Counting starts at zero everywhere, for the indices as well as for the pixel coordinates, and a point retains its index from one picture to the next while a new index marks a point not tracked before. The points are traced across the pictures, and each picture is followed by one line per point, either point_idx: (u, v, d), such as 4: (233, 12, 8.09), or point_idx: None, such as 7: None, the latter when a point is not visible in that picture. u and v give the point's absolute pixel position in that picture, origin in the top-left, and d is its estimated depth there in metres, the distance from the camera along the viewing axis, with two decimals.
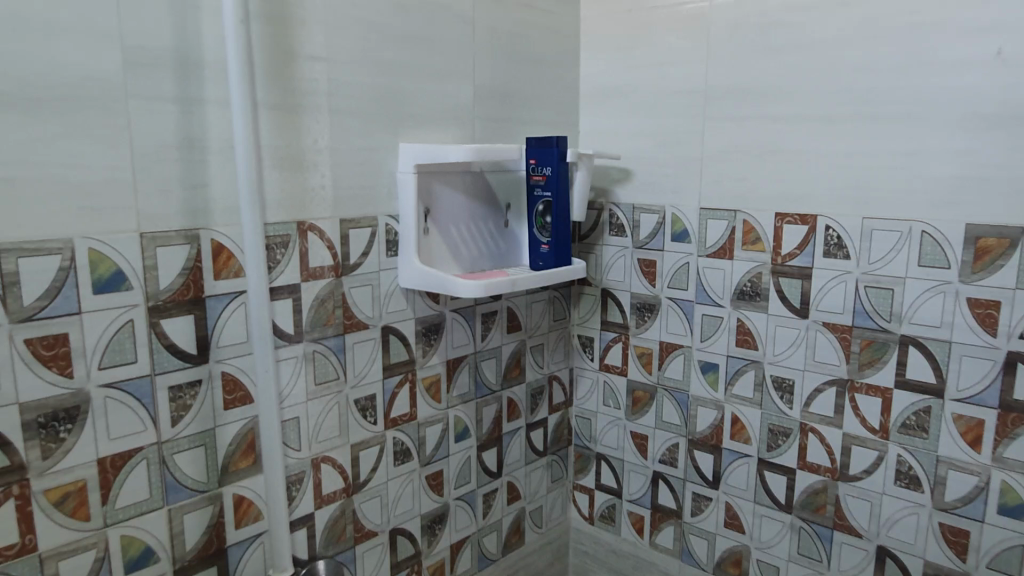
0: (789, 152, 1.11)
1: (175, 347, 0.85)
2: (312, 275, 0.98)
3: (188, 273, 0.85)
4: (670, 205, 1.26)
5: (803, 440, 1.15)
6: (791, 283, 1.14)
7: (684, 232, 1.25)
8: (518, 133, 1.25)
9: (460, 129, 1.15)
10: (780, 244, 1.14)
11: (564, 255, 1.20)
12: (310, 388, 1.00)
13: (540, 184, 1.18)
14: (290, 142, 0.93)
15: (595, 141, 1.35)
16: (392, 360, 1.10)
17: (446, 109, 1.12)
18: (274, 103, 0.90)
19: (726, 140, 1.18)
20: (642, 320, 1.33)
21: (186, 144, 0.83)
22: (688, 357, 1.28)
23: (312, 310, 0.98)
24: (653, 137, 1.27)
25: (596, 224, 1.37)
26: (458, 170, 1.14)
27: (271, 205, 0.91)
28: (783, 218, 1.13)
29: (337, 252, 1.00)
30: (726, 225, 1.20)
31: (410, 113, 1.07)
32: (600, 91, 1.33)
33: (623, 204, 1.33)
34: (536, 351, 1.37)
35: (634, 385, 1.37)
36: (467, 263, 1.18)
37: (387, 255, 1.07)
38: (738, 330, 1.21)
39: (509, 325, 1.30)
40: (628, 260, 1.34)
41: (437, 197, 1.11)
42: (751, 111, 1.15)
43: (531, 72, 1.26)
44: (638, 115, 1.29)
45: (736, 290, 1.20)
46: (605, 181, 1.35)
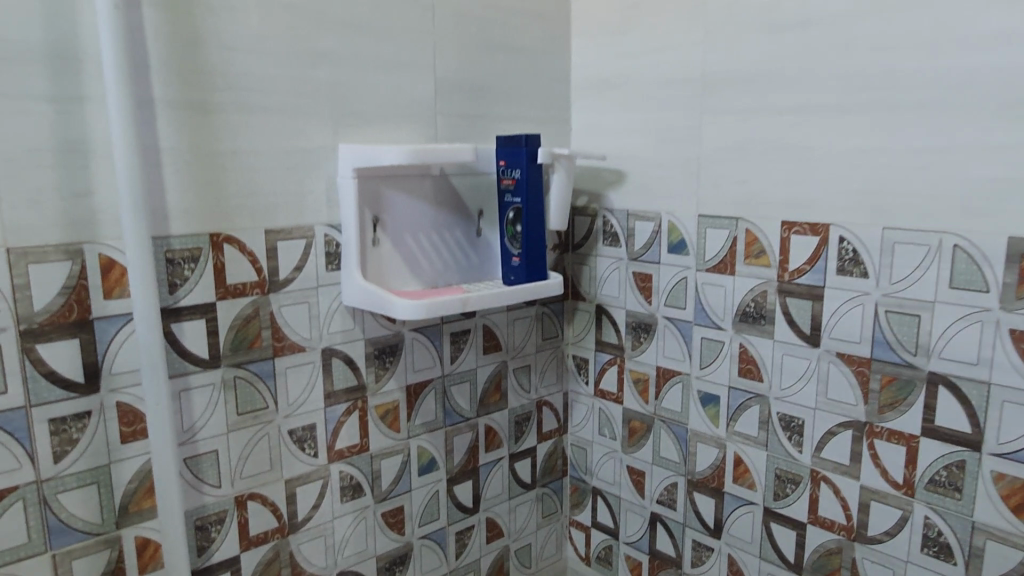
0: (798, 148, 0.94)
1: (56, 376, 0.76)
2: (231, 292, 0.87)
3: (70, 293, 0.76)
4: (666, 212, 1.10)
5: (814, 490, 0.98)
6: (800, 305, 0.96)
7: (680, 242, 1.09)
8: (493, 130, 1.12)
9: (418, 127, 1.02)
10: (787, 258, 0.96)
11: (538, 269, 1.05)
12: (232, 419, 0.89)
13: (509, 188, 1.03)
14: (198, 144, 0.82)
15: (587, 138, 1.20)
16: (336, 387, 0.99)
17: (398, 105, 1.00)
18: (176, 100, 0.80)
19: (726, 136, 1.01)
20: (638, 342, 1.17)
21: (64, 148, 0.74)
22: (687, 386, 1.11)
23: (232, 332, 0.88)
24: (648, 134, 1.11)
25: (588, 232, 1.22)
26: (415, 173, 1.01)
27: (174, 215, 0.82)
28: (790, 227, 0.96)
29: (263, 266, 0.90)
30: (727, 235, 1.03)
31: (352, 110, 0.95)
32: (592, 81, 1.18)
33: (616, 210, 1.17)
34: (521, 374, 1.23)
35: (630, 415, 1.21)
36: (429, 278, 1.05)
37: (327, 269, 0.96)
38: (741, 357, 1.03)
39: (486, 345, 1.17)
40: (623, 273, 1.18)
41: (387, 204, 0.99)
42: (754, 101, 0.98)
43: (509, 61, 1.12)
44: (632, 108, 1.13)
45: (738, 311, 1.03)
46: (597, 184, 1.19)
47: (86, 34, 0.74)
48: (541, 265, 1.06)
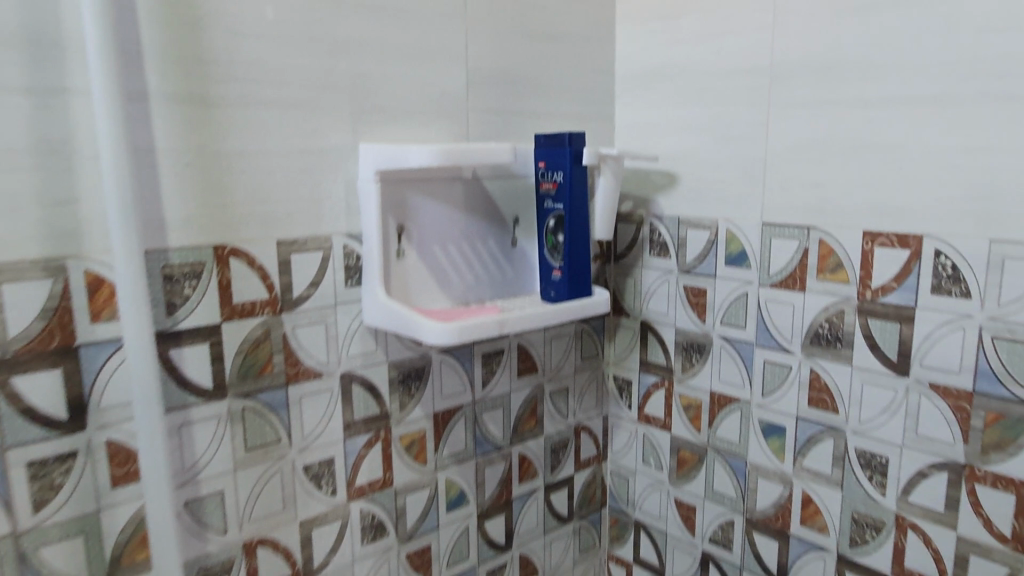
0: (884, 148, 0.82)
1: (36, 411, 0.66)
2: (238, 312, 0.77)
3: (52, 316, 0.65)
4: (724, 219, 0.98)
5: (899, 539, 0.86)
6: (885, 327, 0.84)
7: (740, 253, 0.97)
8: (530, 129, 1.00)
9: (448, 125, 0.91)
10: (869, 274, 0.84)
11: (583, 283, 0.94)
12: (239, 455, 0.79)
13: (549, 193, 0.92)
14: (200, 143, 0.72)
15: (632, 137, 1.09)
16: (357, 416, 0.88)
17: (426, 100, 0.89)
18: (174, 92, 0.70)
19: (796, 134, 0.89)
20: (689, 364, 1.06)
21: (44, 148, 0.63)
22: (747, 414, 1.00)
23: (239, 357, 0.77)
24: (704, 132, 0.99)
25: (633, 241, 1.10)
26: (446, 176, 0.90)
27: (173, 225, 0.71)
28: (873, 238, 0.83)
29: (274, 282, 0.79)
30: (797, 247, 0.91)
31: (375, 106, 0.84)
32: (640, 74, 1.07)
33: (666, 217, 1.06)
34: (557, 397, 1.11)
35: (679, 443, 1.09)
36: (459, 293, 0.94)
37: (347, 285, 0.85)
38: (812, 384, 0.92)
39: (521, 367, 1.05)
40: (672, 287, 1.06)
41: (414, 211, 0.88)
42: (830, 95, 0.86)
43: (548, 52, 1.01)
44: (685, 104, 1.01)
45: (809, 332, 0.91)
46: (644, 188, 1.08)
47: (69, 15, 0.64)
48: (586, 278, 0.94)
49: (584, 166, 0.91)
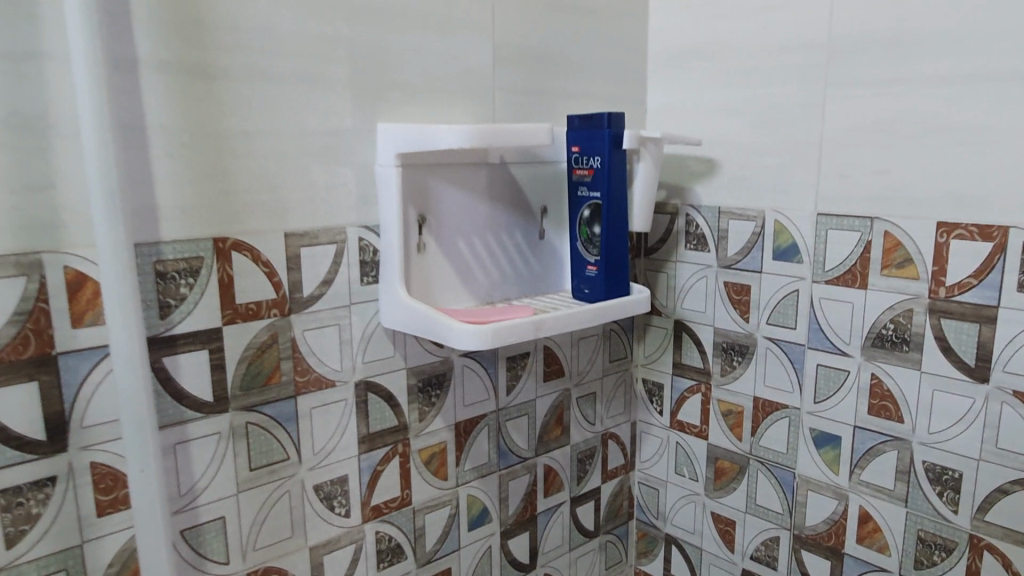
0: (963, 129, 0.73)
1: (7, 432, 0.56)
2: (241, 314, 0.67)
3: (26, 320, 0.56)
4: (772, 209, 0.90)
5: (973, 561, 0.78)
6: (961, 329, 0.76)
7: (791, 247, 0.89)
8: (559, 110, 0.91)
9: (472, 103, 0.82)
10: (942, 269, 0.76)
11: (620, 280, 0.85)
12: (243, 476, 0.70)
13: (584, 180, 0.84)
14: (198, 120, 0.62)
15: (667, 121, 1.00)
16: (373, 429, 0.79)
17: (449, 76, 0.80)
18: (168, 61, 0.60)
19: (858, 115, 0.81)
20: (730, 367, 0.97)
21: (14, 123, 0.54)
22: (796, 422, 0.91)
23: (243, 365, 0.68)
24: (750, 115, 0.91)
25: (667, 234, 1.02)
26: (470, 161, 0.81)
27: (167, 215, 0.62)
28: (949, 230, 0.75)
29: (282, 280, 0.70)
30: (857, 239, 0.82)
31: (394, 81, 0.75)
32: (676, 52, 0.98)
33: (705, 208, 0.97)
34: (585, 404, 1.03)
35: (717, 452, 1.01)
36: (483, 291, 0.85)
37: (362, 282, 0.76)
38: (873, 391, 0.83)
39: (548, 371, 0.97)
40: (711, 283, 0.98)
41: (435, 200, 0.79)
42: (899, 71, 0.77)
43: (578, 26, 0.92)
44: (728, 84, 0.93)
45: (870, 334, 0.83)
46: (680, 176, 0.99)
47: None
48: (624, 274, 0.85)
49: (624, 150, 0.82)
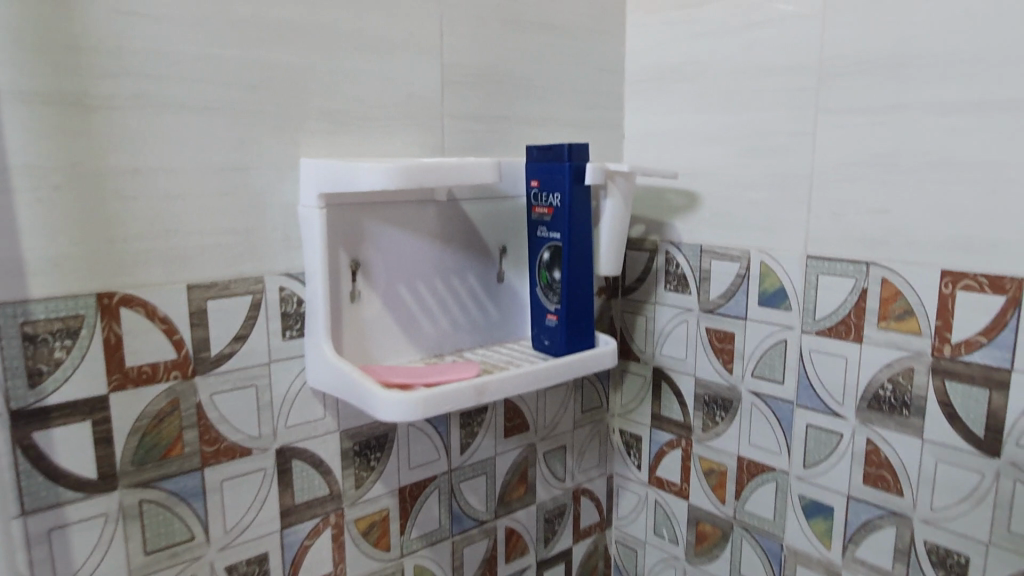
0: (972, 166, 0.64)
1: None
2: (133, 378, 0.59)
3: None
4: (757, 249, 0.80)
5: None
6: (968, 393, 0.66)
7: (777, 292, 0.79)
8: (520, 138, 0.82)
9: (416, 132, 0.73)
10: (948, 325, 0.67)
11: (585, 331, 0.76)
12: (136, 562, 0.61)
13: (544, 219, 0.74)
14: (75, 158, 0.54)
15: (644, 147, 0.91)
16: (299, 500, 0.70)
17: (388, 102, 0.71)
18: (35, 91, 0.52)
19: (852, 146, 0.71)
20: (712, 423, 0.88)
21: None
22: (784, 487, 0.81)
23: (136, 438, 0.59)
24: (733, 143, 0.81)
25: (645, 272, 0.92)
26: (413, 199, 0.73)
27: (37, 269, 0.53)
28: (955, 280, 0.66)
29: (184, 338, 0.61)
30: (851, 287, 0.73)
31: (322, 109, 0.66)
32: (654, 71, 0.89)
33: (685, 246, 0.88)
34: (553, 459, 0.93)
35: (698, 514, 0.91)
36: (431, 342, 0.76)
37: (285, 336, 0.67)
38: (869, 458, 0.74)
39: (509, 426, 0.87)
40: (692, 329, 0.88)
41: (371, 243, 0.70)
42: (897, 98, 0.68)
43: (543, 43, 0.83)
44: (709, 108, 0.83)
45: (866, 394, 0.73)
46: (657, 209, 0.90)
47: None
48: (589, 324, 0.76)
49: (588, 186, 0.73)
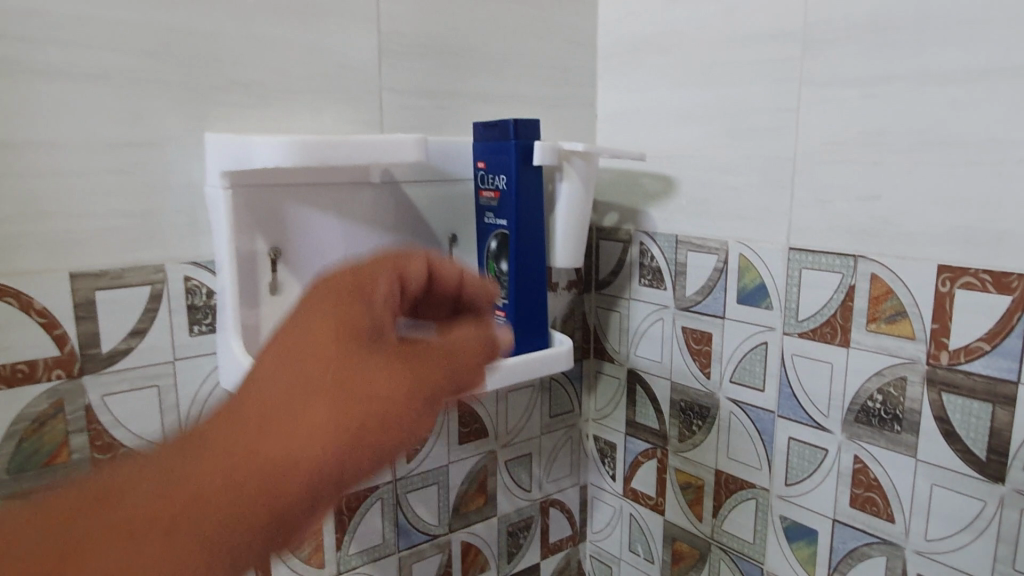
0: (974, 142, 0.54)
1: None
2: (6, 377, 0.53)
3: None
4: (736, 240, 0.72)
5: None
6: (968, 409, 0.57)
7: (757, 288, 0.70)
8: (475, 115, 0.75)
9: (349, 107, 0.66)
10: (945, 328, 0.57)
11: (537, 329, 0.68)
12: None
13: (491, 204, 0.67)
14: None
15: (618, 128, 0.83)
16: None
17: (315, 73, 0.64)
18: None
19: (838, 122, 0.62)
20: (688, 432, 0.79)
21: None
22: (764, 507, 0.73)
23: (11, 443, 0.53)
24: (710, 121, 0.73)
25: (620, 265, 0.84)
26: (348, 181, 0.65)
27: None
28: (954, 277, 0.56)
29: (68, 333, 0.55)
30: (837, 283, 0.64)
31: (233, 79, 0.60)
32: (629, 44, 0.80)
33: (661, 236, 0.79)
34: (517, 467, 0.86)
35: (674, 532, 0.83)
36: None
37: (192, 332, 0.61)
38: (856, 479, 0.65)
39: (465, 432, 0.80)
40: (667, 328, 0.80)
41: (296, 229, 0.63)
42: (889, 65, 0.59)
43: (501, 11, 0.75)
44: (685, 83, 0.75)
45: (853, 405, 0.64)
46: (632, 195, 0.82)
47: None
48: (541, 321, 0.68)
49: (538, 167, 0.65)
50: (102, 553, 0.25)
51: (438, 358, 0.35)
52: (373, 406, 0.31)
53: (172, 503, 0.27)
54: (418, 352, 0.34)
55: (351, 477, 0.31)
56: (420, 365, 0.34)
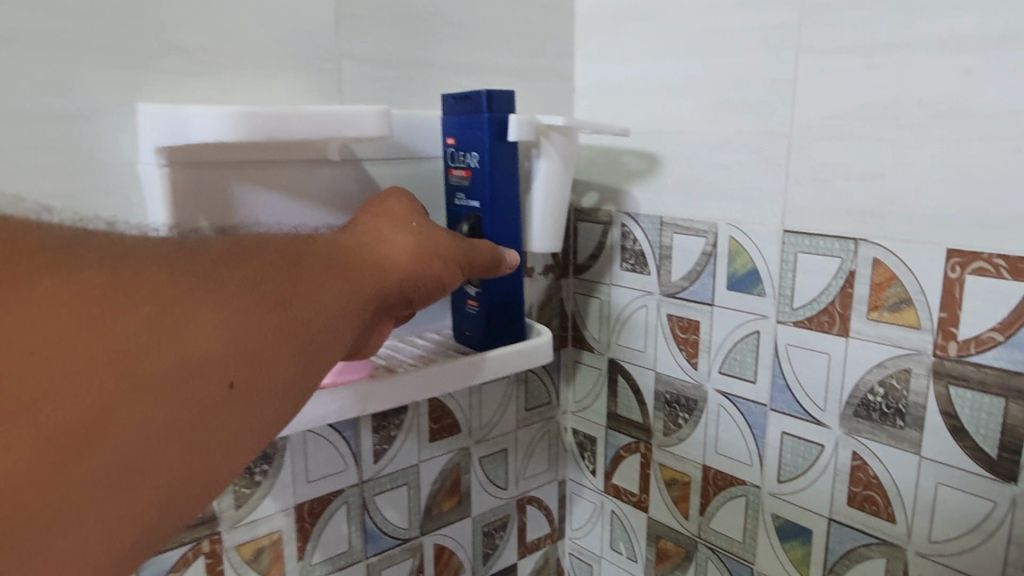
0: (990, 115, 0.50)
1: None
2: None
3: None
4: (725, 221, 0.67)
5: None
6: (978, 404, 0.53)
7: (748, 273, 0.66)
8: (444, 87, 0.69)
9: (303, 77, 0.60)
10: (954, 318, 0.53)
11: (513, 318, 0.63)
12: None
13: (462, 184, 0.61)
14: None
15: (599, 102, 0.77)
16: None
17: (264, 38, 0.57)
18: None
19: (839, 93, 0.57)
20: (674, 426, 0.75)
21: None
22: (755, 505, 0.69)
23: None
24: (697, 94, 0.68)
25: (600, 248, 0.79)
26: (305, 158, 0.59)
27: None
28: (965, 262, 0.52)
29: None
30: (836, 268, 0.59)
31: (169, 42, 0.53)
32: (609, 11, 0.75)
33: (644, 217, 0.74)
34: (492, 464, 0.81)
35: (658, 530, 0.79)
36: None
37: None
38: (855, 477, 0.61)
39: (436, 428, 0.74)
40: (651, 315, 0.75)
41: (246, 212, 0.56)
42: (897, 30, 0.54)
43: None
44: (671, 52, 0.69)
45: (852, 399, 0.60)
46: (613, 173, 0.76)
47: None
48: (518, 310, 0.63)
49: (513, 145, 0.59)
50: (312, 275, 0.34)
51: (449, 238, 0.48)
52: (448, 246, 0.47)
53: (344, 258, 0.37)
54: (439, 236, 0.47)
55: (434, 279, 0.44)
56: (445, 244, 0.47)
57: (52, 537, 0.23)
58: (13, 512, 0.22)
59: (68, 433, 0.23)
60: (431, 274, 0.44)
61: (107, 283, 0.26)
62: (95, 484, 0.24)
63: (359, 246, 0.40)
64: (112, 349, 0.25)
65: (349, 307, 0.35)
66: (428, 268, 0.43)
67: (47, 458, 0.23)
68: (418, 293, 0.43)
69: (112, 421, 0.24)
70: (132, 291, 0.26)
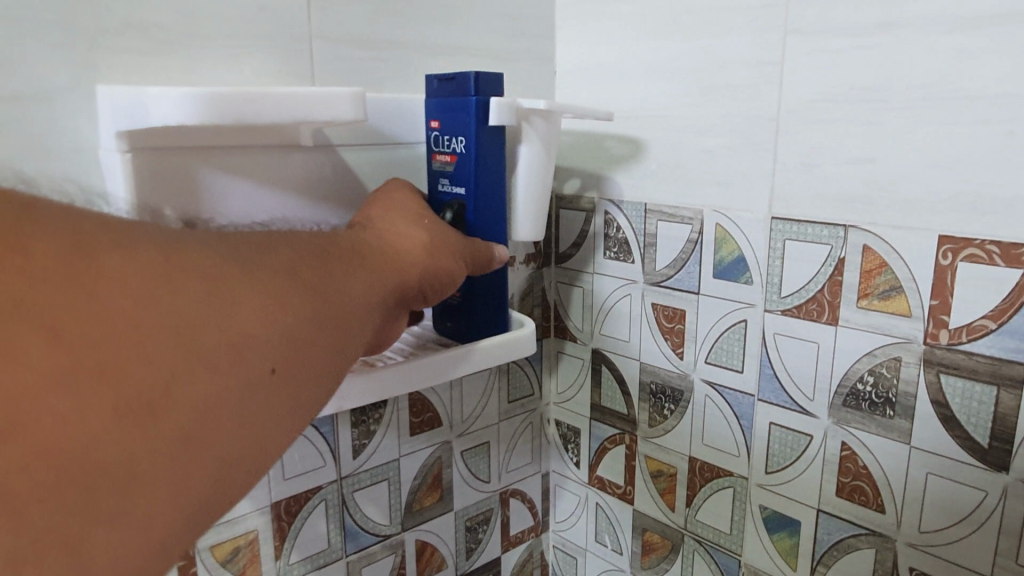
0: (982, 97, 0.48)
1: None
2: None
3: None
4: (711, 208, 0.65)
5: None
6: (969, 392, 0.52)
7: (735, 261, 0.64)
8: (421, 69, 0.66)
9: (273, 58, 0.57)
10: (945, 305, 0.52)
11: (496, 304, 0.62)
12: None
13: (447, 169, 0.58)
14: None
15: (581, 85, 0.75)
16: None
17: (230, 17, 0.54)
18: None
19: (827, 75, 0.56)
20: (659, 417, 0.74)
21: None
22: (742, 496, 0.68)
23: None
24: (681, 77, 0.66)
25: (583, 236, 0.77)
26: (275, 144, 0.56)
27: None
28: (956, 249, 0.51)
29: None
30: (825, 255, 0.58)
31: (128, 21, 0.50)
32: None
33: (628, 204, 0.72)
34: (475, 458, 0.79)
35: (644, 522, 0.78)
36: None
37: None
38: (844, 468, 0.60)
39: (416, 422, 0.73)
40: (636, 304, 0.73)
41: (215, 202, 0.54)
42: (887, 10, 0.52)
43: None
44: (655, 34, 0.68)
45: (841, 389, 0.59)
46: (596, 159, 0.75)
47: None
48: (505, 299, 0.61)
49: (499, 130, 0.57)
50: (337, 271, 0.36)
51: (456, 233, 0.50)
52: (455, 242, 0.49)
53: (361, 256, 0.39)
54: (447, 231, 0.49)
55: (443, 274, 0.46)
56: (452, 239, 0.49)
57: (121, 502, 0.24)
58: (97, 466, 0.24)
59: (134, 402, 0.25)
60: (441, 271, 0.46)
61: (171, 266, 0.27)
62: (161, 448, 0.26)
63: (376, 245, 0.42)
64: (181, 318, 0.27)
65: (365, 301, 0.37)
66: (437, 267, 0.45)
67: (119, 421, 0.24)
68: (427, 289, 0.45)
69: (176, 392, 0.26)
70: (191, 269, 0.28)
